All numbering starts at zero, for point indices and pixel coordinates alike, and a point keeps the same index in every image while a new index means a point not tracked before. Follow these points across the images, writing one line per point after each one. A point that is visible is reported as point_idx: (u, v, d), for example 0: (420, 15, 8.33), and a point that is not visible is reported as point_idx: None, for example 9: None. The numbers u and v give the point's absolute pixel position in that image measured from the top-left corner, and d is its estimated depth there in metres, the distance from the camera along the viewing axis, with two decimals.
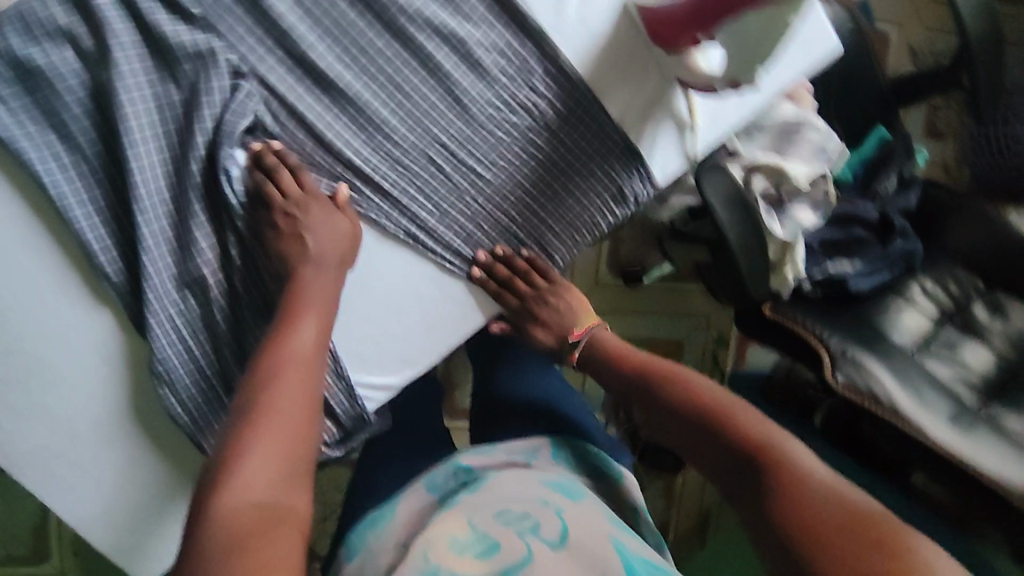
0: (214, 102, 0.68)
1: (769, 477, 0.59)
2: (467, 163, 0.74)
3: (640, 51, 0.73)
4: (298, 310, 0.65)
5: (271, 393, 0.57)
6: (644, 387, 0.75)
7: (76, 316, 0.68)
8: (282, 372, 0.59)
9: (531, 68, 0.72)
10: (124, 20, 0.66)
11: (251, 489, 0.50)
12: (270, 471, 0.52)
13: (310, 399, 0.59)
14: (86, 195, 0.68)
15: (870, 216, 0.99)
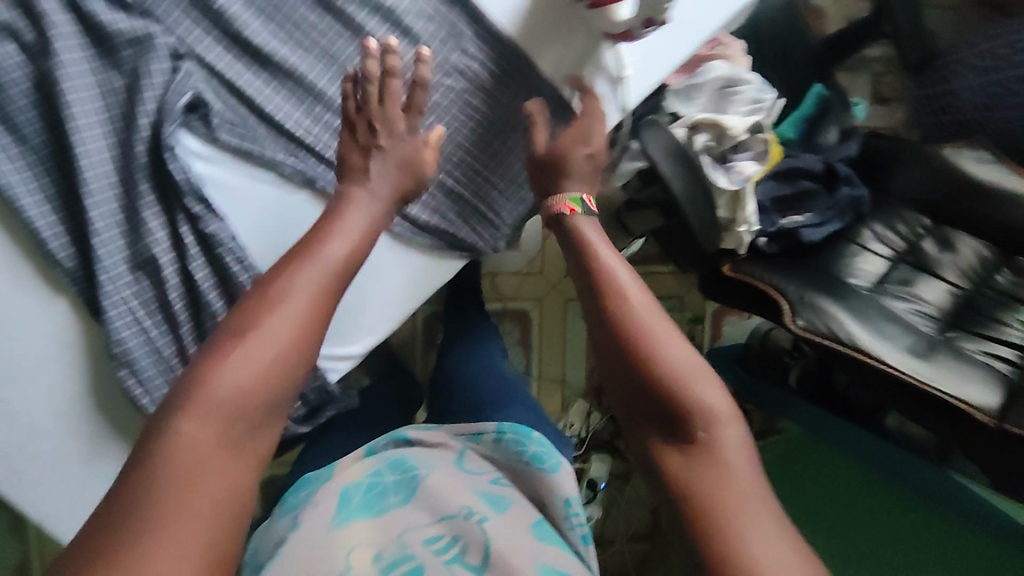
0: (155, 83, 0.68)
1: (702, 482, 0.54)
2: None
3: (564, 8, 0.73)
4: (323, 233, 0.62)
5: (260, 328, 0.54)
6: (622, 343, 0.61)
7: (36, 307, 0.69)
8: (274, 306, 0.56)
9: (461, 32, 0.72)
10: (62, 11, 0.67)
11: (212, 420, 0.51)
12: (244, 400, 0.52)
13: (310, 332, 0.57)
14: (34, 184, 0.68)
15: (814, 166, 1.01)
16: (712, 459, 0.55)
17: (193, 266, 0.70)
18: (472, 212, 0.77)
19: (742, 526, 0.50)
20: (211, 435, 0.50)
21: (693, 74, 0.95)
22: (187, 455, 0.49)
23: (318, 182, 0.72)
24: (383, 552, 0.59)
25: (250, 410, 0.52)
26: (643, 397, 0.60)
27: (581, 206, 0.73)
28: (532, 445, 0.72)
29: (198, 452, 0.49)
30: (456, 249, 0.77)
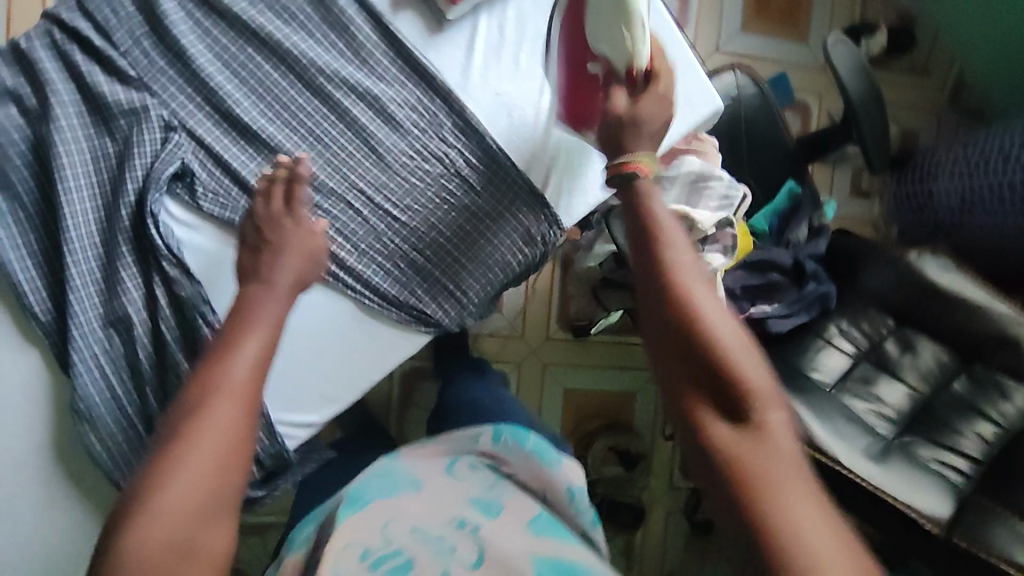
0: (145, 152, 0.71)
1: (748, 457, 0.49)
2: (388, 210, 0.77)
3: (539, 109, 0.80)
4: (247, 323, 0.59)
5: (215, 403, 0.52)
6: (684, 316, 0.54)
7: (10, 357, 0.72)
8: (228, 378, 0.53)
9: (440, 122, 0.77)
10: (65, 81, 0.72)
11: (182, 505, 0.48)
12: (187, 506, 0.48)
13: (249, 422, 0.53)
14: (20, 238, 0.71)
15: (785, 261, 1.04)
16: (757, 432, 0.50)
17: (162, 328, 0.72)
18: (436, 289, 0.80)
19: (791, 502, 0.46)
20: (185, 517, 0.47)
21: (668, 167, 0.99)
22: (165, 539, 0.46)
23: None
24: (370, 550, 0.54)
25: (220, 486, 0.49)
26: (690, 374, 0.53)
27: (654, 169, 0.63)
28: (531, 441, 0.69)
29: (175, 537, 0.47)
30: (423, 324, 0.79)
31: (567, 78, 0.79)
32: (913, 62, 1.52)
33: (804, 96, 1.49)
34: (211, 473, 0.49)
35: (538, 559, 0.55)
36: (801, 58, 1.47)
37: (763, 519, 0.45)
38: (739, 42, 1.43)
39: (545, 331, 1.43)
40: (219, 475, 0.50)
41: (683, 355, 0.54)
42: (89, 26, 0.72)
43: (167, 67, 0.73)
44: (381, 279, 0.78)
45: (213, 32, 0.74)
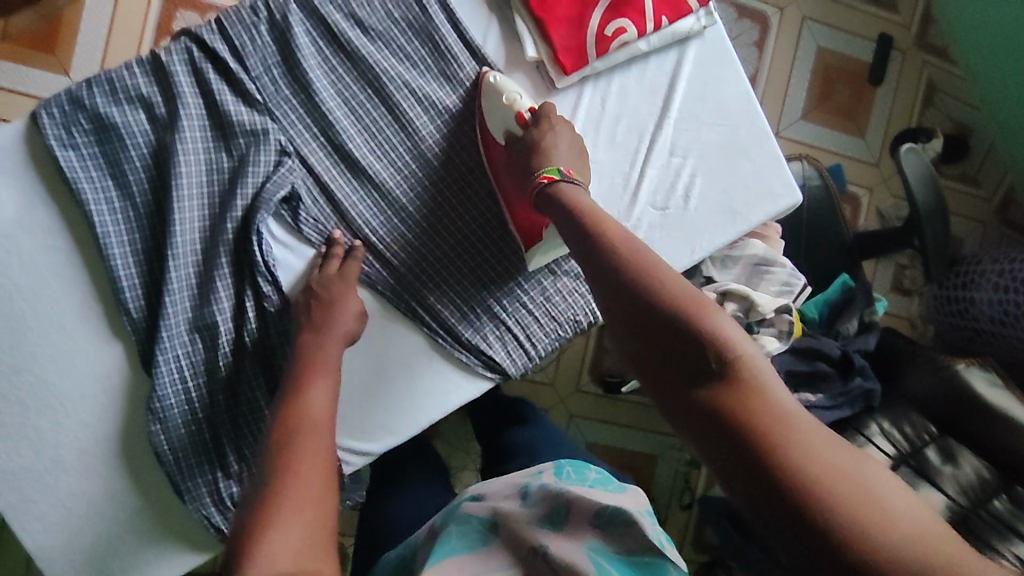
0: (258, 172, 0.75)
1: (754, 414, 0.45)
2: (462, 237, 0.81)
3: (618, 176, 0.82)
4: (310, 373, 0.67)
5: (297, 460, 0.57)
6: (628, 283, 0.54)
7: (93, 347, 0.74)
8: (304, 437, 0.60)
9: None
10: (194, 94, 0.75)
11: (292, 535, 0.49)
12: (291, 540, 0.49)
13: (327, 465, 0.58)
14: (127, 237, 0.74)
15: (834, 352, 1.07)
16: (760, 392, 0.47)
17: (246, 339, 0.75)
18: (507, 334, 0.82)
19: (814, 448, 0.44)
20: (298, 552, 0.48)
21: (732, 246, 1.03)
22: (283, 573, 0.46)
23: (375, 286, 0.78)
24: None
25: (317, 523, 0.52)
26: (657, 328, 0.51)
27: (559, 177, 0.69)
28: (592, 474, 0.69)
29: (295, 567, 0.46)
30: (487, 369, 0.80)
31: (504, 194, 0.79)
32: (962, 170, 1.53)
33: (856, 190, 1.48)
34: (307, 516, 0.52)
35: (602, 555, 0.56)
36: (856, 152, 1.48)
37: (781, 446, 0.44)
38: (799, 128, 1.45)
39: (575, 382, 1.39)
40: (315, 513, 0.52)
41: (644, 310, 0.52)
42: (224, 47, 0.75)
43: (291, 96, 0.77)
44: (444, 305, 0.80)
45: (338, 69, 0.78)
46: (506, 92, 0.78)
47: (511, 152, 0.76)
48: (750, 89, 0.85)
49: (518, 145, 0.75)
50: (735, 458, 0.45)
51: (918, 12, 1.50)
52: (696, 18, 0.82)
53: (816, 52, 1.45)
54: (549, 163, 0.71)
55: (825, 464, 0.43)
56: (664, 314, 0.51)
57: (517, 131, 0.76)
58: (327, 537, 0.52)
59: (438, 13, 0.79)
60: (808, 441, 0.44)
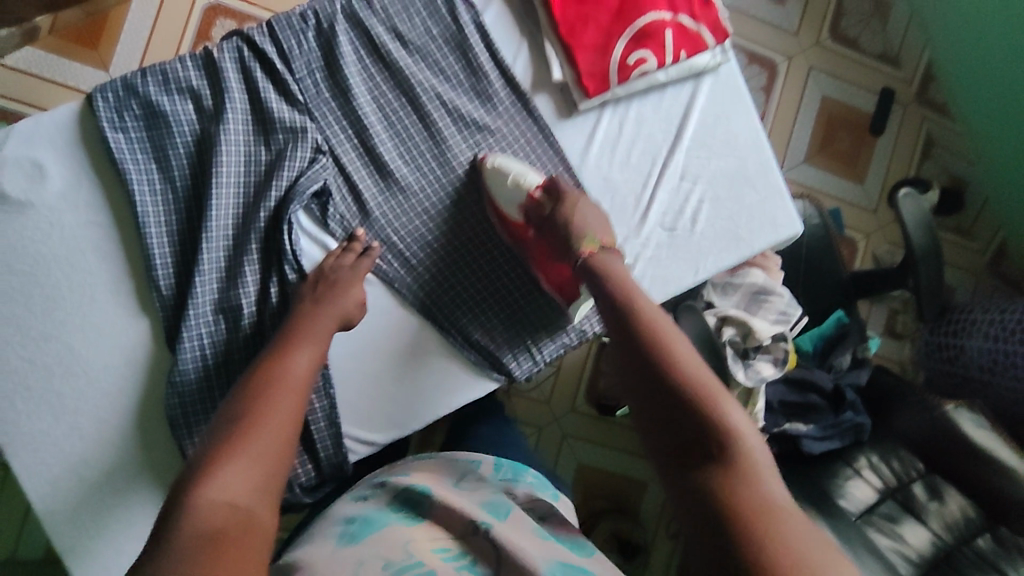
0: (293, 167, 0.79)
1: (741, 498, 0.49)
2: (495, 279, 0.85)
3: (630, 196, 0.87)
4: (296, 341, 0.69)
5: (265, 410, 0.59)
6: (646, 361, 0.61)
7: (120, 319, 0.77)
8: (275, 392, 0.62)
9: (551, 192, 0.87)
10: (241, 91, 0.80)
11: (243, 474, 0.52)
12: (245, 479, 0.52)
13: (293, 421, 0.60)
14: (163, 218, 0.78)
15: (825, 384, 1.10)
16: (748, 479, 0.51)
17: (265, 320, 0.79)
18: (511, 336, 0.85)
19: (782, 520, 0.47)
20: (244, 487, 0.51)
21: (734, 274, 1.08)
22: (225, 499, 0.50)
23: (394, 284, 0.82)
24: (392, 562, 0.53)
25: (270, 467, 0.54)
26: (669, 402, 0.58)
27: (598, 248, 0.75)
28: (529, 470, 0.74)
29: (239, 500, 0.50)
30: (495, 370, 0.84)
31: (535, 261, 0.84)
32: (957, 223, 1.58)
33: (854, 233, 1.53)
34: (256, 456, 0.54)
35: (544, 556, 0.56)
36: (855, 197, 1.54)
37: (758, 526, 0.46)
38: (802, 170, 1.51)
39: (570, 402, 1.40)
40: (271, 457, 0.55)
41: (657, 388, 0.59)
42: (273, 49, 0.81)
43: (330, 99, 0.82)
44: (478, 332, 0.84)
45: (376, 77, 0.83)
46: (508, 172, 0.82)
47: (544, 225, 0.80)
48: (760, 124, 0.90)
49: (554, 215, 0.79)
50: (711, 513, 0.48)
51: (920, 69, 1.57)
52: (711, 54, 0.88)
53: (821, 100, 1.52)
54: (586, 232, 0.76)
55: (793, 539, 0.45)
56: (676, 387, 0.58)
57: (540, 207, 0.80)
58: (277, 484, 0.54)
59: (473, 33, 0.85)
60: (778, 514, 0.48)
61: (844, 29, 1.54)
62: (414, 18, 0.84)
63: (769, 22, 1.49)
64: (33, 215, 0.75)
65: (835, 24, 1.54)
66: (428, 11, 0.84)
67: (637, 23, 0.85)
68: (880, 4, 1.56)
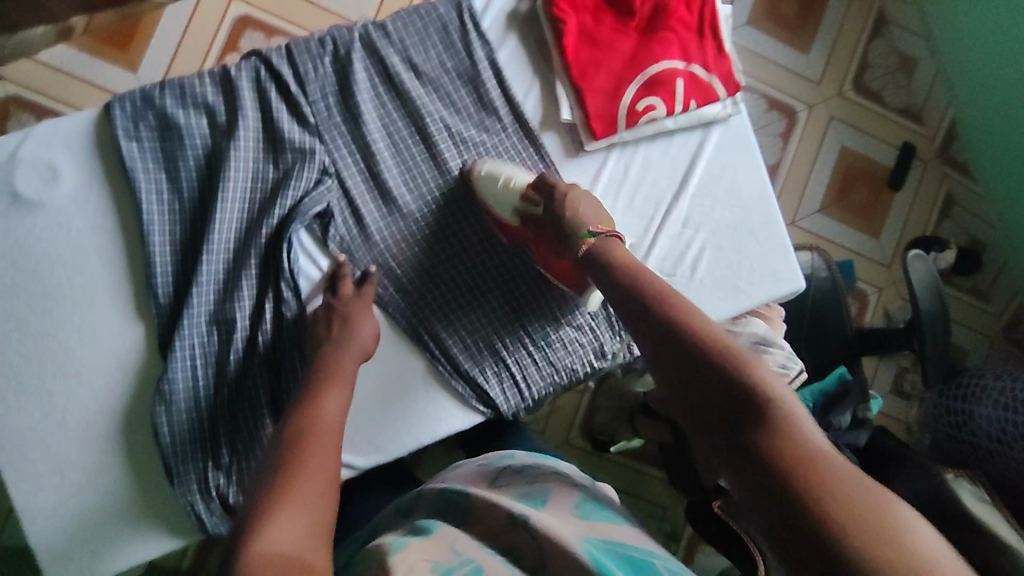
0: (299, 187, 0.81)
1: (784, 443, 0.48)
2: (481, 304, 0.85)
3: (631, 239, 0.87)
4: (331, 380, 0.72)
5: (303, 460, 0.60)
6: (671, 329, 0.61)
7: (116, 324, 0.79)
8: (316, 441, 0.63)
9: None
10: (255, 109, 0.82)
11: (290, 527, 0.50)
12: (295, 532, 0.50)
13: (330, 474, 0.60)
14: (168, 227, 0.80)
15: (822, 441, 1.07)
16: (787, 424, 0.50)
17: (258, 336, 0.80)
18: (499, 367, 0.85)
19: (828, 461, 0.46)
20: (296, 535, 0.50)
21: (735, 322, 1.06)
22: (280, 549, 0.47)
23: (387, 307, 0.83)
24: (439, 563, 0.48)
25: (314, 517, 0.53)
26: (695, 363, 0.57)
27: (592, 236, 0.76)
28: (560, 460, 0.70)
29: (293, 552, 0.47)
30: (481, 404, 0.83)
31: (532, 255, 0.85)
32: (974, 284, 1.55)
33: (865, 287, 1.51)
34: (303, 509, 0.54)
35: (587, 538, 0.52)
36: (869, 250, 1.52)
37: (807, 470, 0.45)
38: (816, 220, 1.50)
39: (565, 434, 1.37)
40: (315, 509, 0.54)
41: (685, 350, 0.59)
42: (289, 71, 0.82)
43: (341, 123, 0.84)
44: (455, 343, 0.84)
45: (388, 105, 0.85)
46: (499, 176, 0.83)
47: (533, 223, 0.81)
48: (766, 178, 0.90)
49: (543, 221, 0.80)
50: (762, 468, 0.47)
51: (942, 128, 1.56)
52: (722, 106, 0.88)
53: (839, 151, 1.51)
54: (582, 224, 0.77)
55: (841, 479, 0.44)
56: (704, 353, 0.57)
57: (531, 204, 0.81)
58: (324, 536, 0.52)
59: (486, 69, 0.86)
60: (823, 455, 0.47)
61: (868, 81, 1.53)
62: (429, 50, 0.85)
63: (792, 70, 1.49)
64: (43, 215, 0.77)
65: (860, 76, 1.53)
66: (444, 44, 0.86)
67: (649, 70, 0.86)
68: (906, 60, 1.55)
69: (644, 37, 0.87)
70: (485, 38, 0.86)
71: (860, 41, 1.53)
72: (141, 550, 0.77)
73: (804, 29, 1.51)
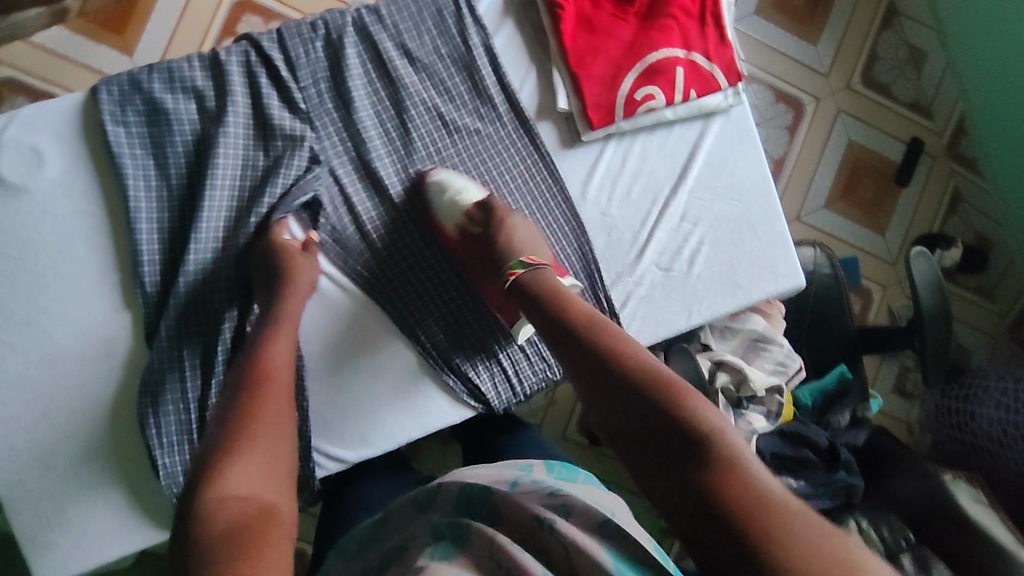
0: (288, 175, 0.79)
1: (726, 485, 0.48)
2: (465, 293, 0.84)
3: (627, 232, 0.85)
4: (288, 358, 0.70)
5: (260, 400, 0.63)
6: (600, 361, 0.60)
7: (102, 313, 0.78)
8: (269, 381, 0.66)
9: (549, 212, 0.85)
10: (245, 95, 0.80)
11: (248, 472, 0.56)
12: (256, 476, 0.57)
13: (286, 404, 0.65)
14: (155, 215, 0.78)
15: (820, 441, 1.07)
16: (726, 463, 0.49)
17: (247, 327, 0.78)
18: (489, 361, 0.84)
19: (767, 502, 0.46)
20: (254, 479, 0.56)
21: (734, 318, 1.05)
22: (240, 492, 0.55)
23: (375, 297, 0.81)
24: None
25: (274, 456, 0.60)
26: (625, 401, 0.56)
27: (522, 267, 0.74)
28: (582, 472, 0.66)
29: (251, 494, 0.55)
30: (473, 399, 0.82)
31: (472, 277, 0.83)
32: (980, 283, 1.52)
33: (868, 284, 1.49)
34: (267, 459, 0.59)
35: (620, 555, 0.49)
36: (874, 247, 1.49)
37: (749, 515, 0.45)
38: (820, 216, 1.47)
39: (563, 428, 1.34)
40: (278, 462, 0.60)
41: (617, 388, 0.58)
42: (279, 56, 0.81)
43: (332, 110, 0.82)
44: (440, 332, 0.82)
45: (380, 93, 0.83)
46: (448, 187, 0.80)
47: (474, 240, 0.79)
48: (767, 171, 0.88)
49: (479, 243, 0.78)
50: (708, 515, 0.46)
51: (952, 123, 1.53)
52: (723, 96, 0.86)
53: (846, 145, 1.49)
54: (513, 255, 0.76)
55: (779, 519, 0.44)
56: (639, 390, 0.56)
57: (471, 225, 0.79)
58: (283, 473, 0.59)
59: (482, 55, 0.84)
60: (760, 497, 0.46)
61: (877, 74, 1.50)
62: (423, 36, 0.83)
63: (799, 61, 1.46)
64: (28, 200, 0.76)
65: (868, 69, 1.50)
66: (438, 30, 0.84)
67: (649, 59, 0.83)
68: (916, 53, 1.52)
69: (644, 24, 0.84)
70: (481, 23, 0.84)
71: (869, 33, 1.50)
72: (127, 542, 0.76)
73: (812, 20, 1.48)
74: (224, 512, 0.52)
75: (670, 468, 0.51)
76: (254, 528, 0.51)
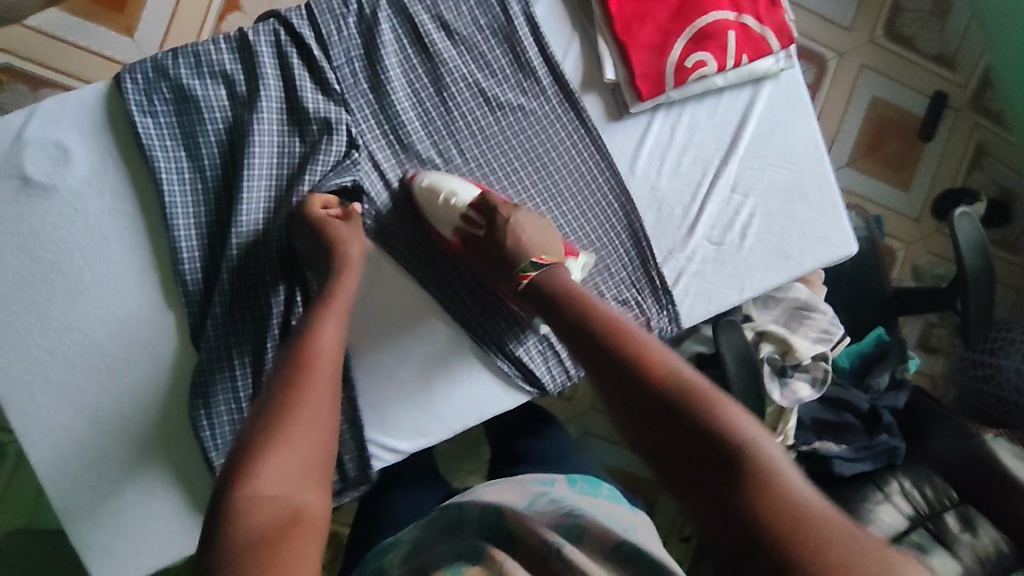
0: (327, 161, 0.75)
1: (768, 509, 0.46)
2: None
3: (678, 206, 0.83)
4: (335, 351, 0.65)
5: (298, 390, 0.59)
6: (620, 368, 0.57)
7: (142, 315, 0.75)
8: (310, 371, 0.61)
9: (596, 186, 0.82)
10: (276, 78, 0.76)
11: (279, 470, 0.52)
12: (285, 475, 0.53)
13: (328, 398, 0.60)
14: (191, 209, 0.75)
15: (861, 405, 1.04)
16: (765, 483, 0.47)
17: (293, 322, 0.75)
18: (540, 343, 0.81)
19: (810, 525, 0.45)
20: (285, 480, 0.52)
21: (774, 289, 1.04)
22: (271, 496, 0.51)
23: (424, 283, 0.79)
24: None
25: (309, 451, 0.55)
26: (651, 414, 0.54)
27: (532, 269, 0.72)
28: (603, 491, 0.67)
29: (284, 496, 0.51)
30: (527, 383, 0.81)
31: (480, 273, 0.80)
32: (1002, 236, 1.51)
33: (893, 242, 1.47)
34: (299, 455, 0.54)
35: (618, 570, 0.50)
36: (897, 204, 1.47)
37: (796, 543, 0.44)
38: (843, 174, 1.45)
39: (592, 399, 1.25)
40: (315, 456, 0.56)
41: (641, 398, 0.55)
42: (310, 33, 0.76)
43: (368, 91, 0.78)
44: (486, 320, 0.80)
45: (417, 69, 0.79)
46: (442, 190, 0.76)
47: (477, 241, 0.76)
48: (819, 137, 0.85)
49: (484, 245, 0.76)
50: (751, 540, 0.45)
51: (976, 75, 1.49)
52: (775, 59, 0.82)
53: (870, 102, 1.45)
54: (522, 254, 0.73)
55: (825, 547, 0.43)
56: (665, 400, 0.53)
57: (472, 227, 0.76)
58: (320, 471, 0.55)
59: (523, 25, 0.80)
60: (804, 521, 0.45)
61: (900, 26, 1.46)
62: (460, 6, 0.79)
63: (822, 15, 1.42)
64: (57, 200, 0.72)
65: (892, 21, 1.45)
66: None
67: (698, 23, 0.80)
68: (940, 3, 1.48)
69: None
70: None
71: None
72: (185, 543, 0.75)
73: None
74: (255, 514, 0.49)
75: (704, 489, 0.49)
76: (278, 531, 0.48)
